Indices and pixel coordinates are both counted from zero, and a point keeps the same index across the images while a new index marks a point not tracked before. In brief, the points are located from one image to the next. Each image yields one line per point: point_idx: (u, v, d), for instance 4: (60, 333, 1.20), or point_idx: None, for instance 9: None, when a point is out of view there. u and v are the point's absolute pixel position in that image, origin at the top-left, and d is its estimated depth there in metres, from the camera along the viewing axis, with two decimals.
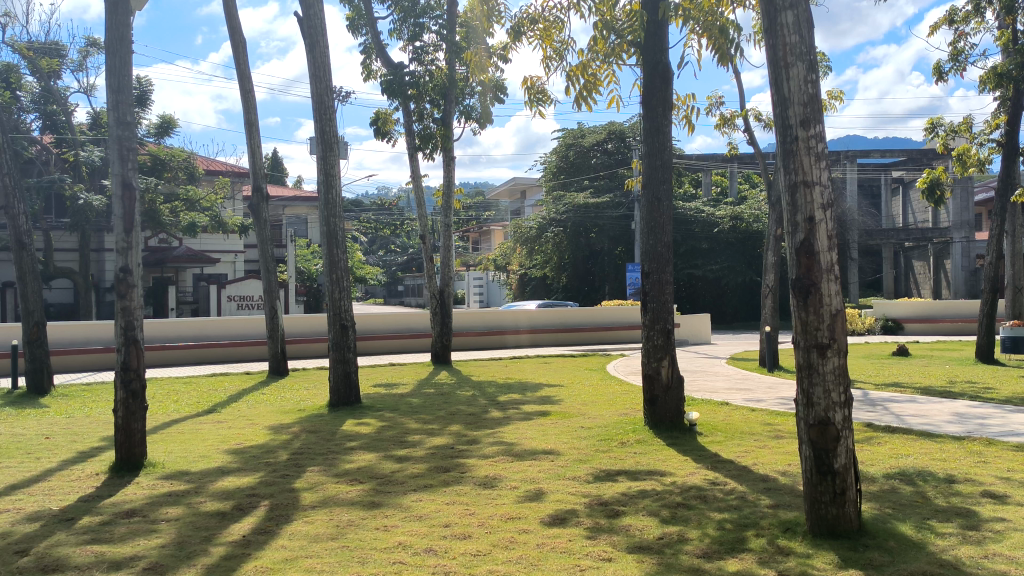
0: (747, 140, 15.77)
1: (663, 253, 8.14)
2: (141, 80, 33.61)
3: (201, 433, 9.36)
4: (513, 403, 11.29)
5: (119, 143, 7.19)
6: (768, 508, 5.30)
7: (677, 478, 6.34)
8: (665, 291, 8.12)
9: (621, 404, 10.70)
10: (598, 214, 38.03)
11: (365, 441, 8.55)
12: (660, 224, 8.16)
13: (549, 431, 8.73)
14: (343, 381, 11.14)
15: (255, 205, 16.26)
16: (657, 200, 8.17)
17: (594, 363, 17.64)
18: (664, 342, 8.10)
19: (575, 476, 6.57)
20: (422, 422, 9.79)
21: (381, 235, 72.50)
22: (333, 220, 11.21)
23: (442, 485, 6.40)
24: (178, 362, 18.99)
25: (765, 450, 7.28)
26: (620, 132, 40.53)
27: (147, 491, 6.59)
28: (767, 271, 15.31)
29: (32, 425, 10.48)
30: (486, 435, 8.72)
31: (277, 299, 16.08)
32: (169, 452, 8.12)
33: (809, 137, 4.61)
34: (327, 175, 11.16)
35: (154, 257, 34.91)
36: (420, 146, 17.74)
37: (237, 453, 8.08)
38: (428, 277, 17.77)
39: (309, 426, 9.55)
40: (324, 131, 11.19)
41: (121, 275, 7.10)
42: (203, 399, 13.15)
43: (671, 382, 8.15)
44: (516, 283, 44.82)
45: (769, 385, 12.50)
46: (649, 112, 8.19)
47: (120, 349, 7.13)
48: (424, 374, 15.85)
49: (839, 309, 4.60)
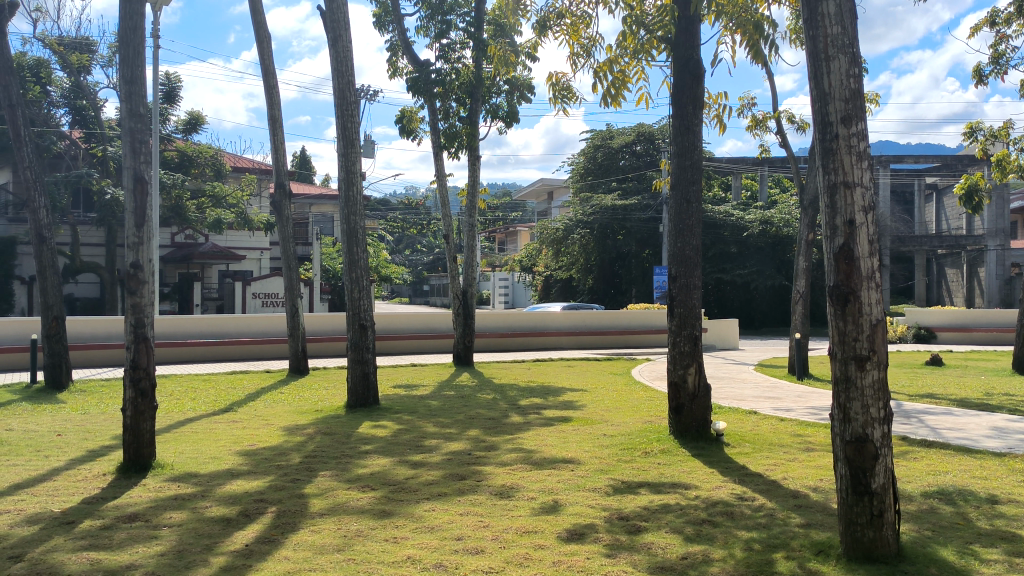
0: (779, 143, 15.40)
1: (692, 256, 7.86)
2: (170, 76, 33.68)
3: (215, 434, 9.18)
4: (535, 407, 11.04)
5: (131, 135, 7.00)
6: (799, 528, 5.01)
7: (702, 492, 6.06)
8: (692, 296, 7.84)
9: (645, 411, 10.41)
10: (626, 216, 37.73)
11: (381, 445, 8.33)
12: (689, 227, 7.87)
13: (571, 438, 8.46)
14: (361, 382, 10.92)
15: (277, 202, 16.07)
16: (687, 201, 7.89)
17: (619, 368, 17.35)
18: (692, 348, 7.81)
19: (595, 487, 6.30)
20: (441, 425, 9.55)
21: (407, 234, 72.50)
22: (354, 218, 11.00)
23: (457, 494, 6.16)
24: (200, 359, 18.90)
25: (795, 463, 6.98)
26: (648, 134, 40.19)
27: (153, 494, 6.40)
28: (798, 276, 14.96)
29: (47, 421, 10.36)
30: (507, 440, 8.47)
31: (298, 297, 15.93)
32: (179, 453, 7.93)
33: (850, 135, 4.31)
34: (349, 173, 10.98)
35: (180, 253, 34.98)
36: (446, 145, 17.53)
37: (248, 455, 7.88)
38: (452, 277, 17.54)
39: (325, 428, 9.34)
40: (345, 128, 10.99)
41: (132, 270, 6.92)
42: (221, 397, 13.00)
43: (698, 391, 7.86)
44: (542, 284, 44.59)
45: (798, 394, 12.16)
46: (679, 110, 7.92)
47: (129, 347, 6.95)
48: (445, 375, 15.63)
49: (880, 319, 4.31)
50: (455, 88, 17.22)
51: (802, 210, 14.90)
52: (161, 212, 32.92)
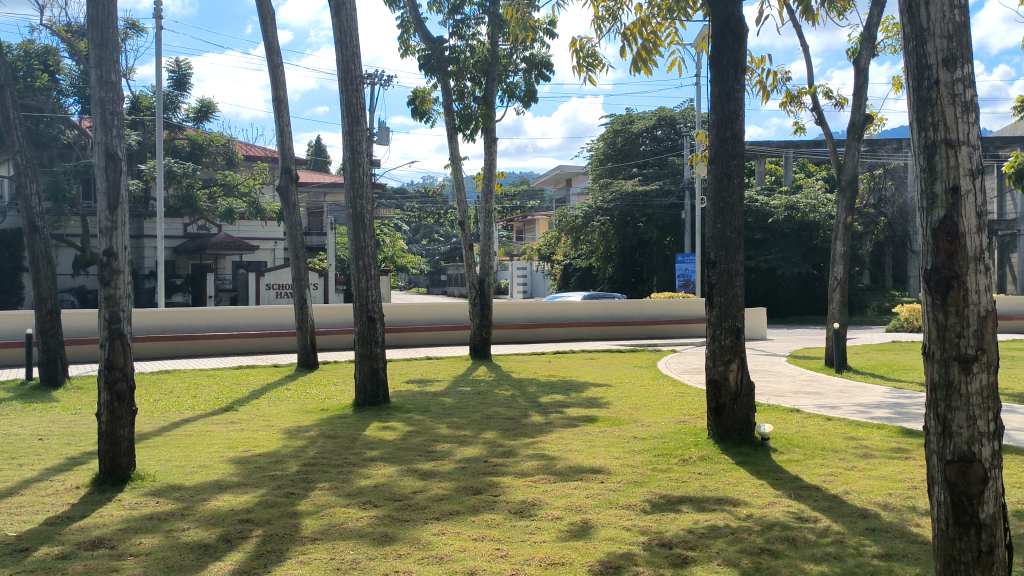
0: (816, 120, 14.46)
1: (733, 238, 7.04)
2: (180, 62, 33.02)
3: (209, 437, 8.41)
4: (556, 405, 10.22)
5: (102, 106, 6.21)
6: (878, 561, 4.19)
7: (754, 511, 5.23)
8: (733, 284, 7.03)
9: (677, 409, 9.59)
10: (646, 202, 36.79)
11: (388, 451, 7.55)
12: (731, 206, 7.05)
13: (598, 441, 7.67)
14: (370, 379, 10.15)
15: (284, 188, 15.25)
16: (728, 176, 7.06)
17: (643, 360, 16.53)
18: (734, 342, 6.99)
19: (629, 503, 5.49)
20: (455, 426, 8.76)
21: (424, 224, 71.90)
22: (361, 201, 10.20)
23: (471, 513, 5.36)
24: (207, 353, 18.18)
25: (854, 473, 6.14)
26: (669, 118, 39.26)
27: (127, 512, 5.63)
28: (835, 262, 14.10)
29: (31, 423, 9.63)
30: (527, 444, 7.68)
31: (307, 288, 15.18)
32: (164, 461, 7.16)
33: (953, 80, 3.50)
34: (354, 153, 10.18)
35: (193, 244, 34.46)
36: (461, 127, 16.68)
37: (241, 463, 7.11)
38: (468, 266, 16.72)
39: (328, 431, 8.55)
40: (350, 103, 10.18)
41: (105, 258, 6.17)
42: (224, 394, 12.24)
43: (741, 389, 7.05)
44: (561, 273, 43.84)
45: (839, 389, 11.29)
46: (718, 75, 7.08)
47: (104, 345, 6.21)
48: (461, 369, 14.85)
49: (989, 310, 3.47)
50: (469, 67, 16.44)
51: (839, 191, 14.02)
52: (173, 201, 32.33)
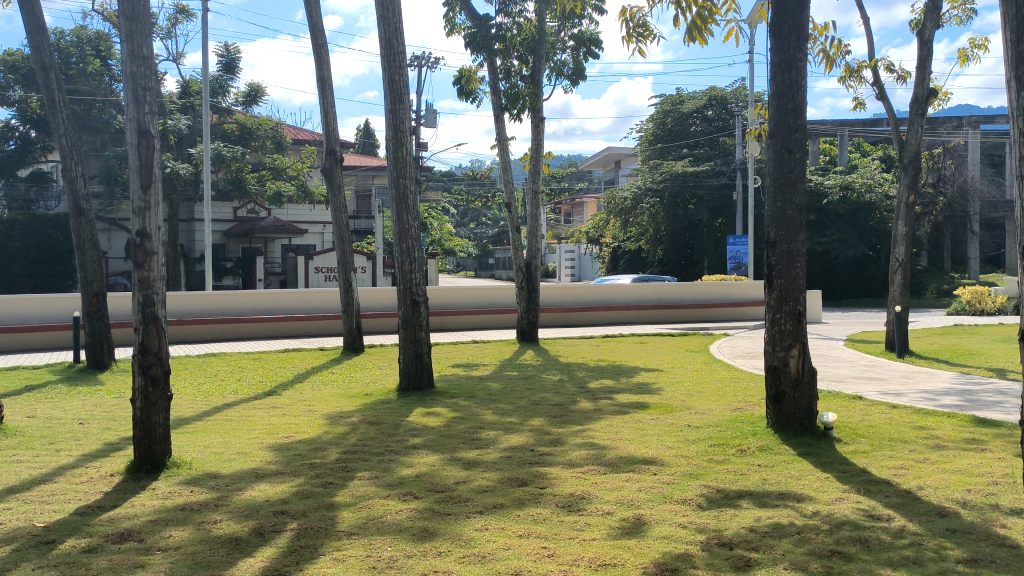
0: (877, 95, 13.88)
1: (795, 217, 6.65)
2: (229, 46, 33.10)
3: (251, 423, 8.22)
4: (606, 391, 9.89)
5: (133, 81, 5.97)
6: (963, 568, 3.80)
7: (821, 508, 4.86)
8: (795, 265, 6.64)
9: (732, 396, 9.20)
10: (697, 182, 36.15)
11: (431, 438, 7.29)
12: (792, 181, 6.65)
13: (650, 430, 7.33)
14: (414, 363, 9.91)
15: (329, 170, 15.04)
16: (789, 149, 6.65)
17: (694, 344, 16.13)
18: (795, 325, 6.62)
19: (685, 498, 5.15)
20: (501, 412, 8.47)
21: (472, 208, 71.74)
22: (404, 181, 9.92)
23: (516, 506, 5.06)
24: (254, 336, 18.11)
25: (926, 466, 5.73)
26: (721, 97, 38.50)
27: (159, 502, 5.42)
28: (897, 242, 13.58)
29: (74, 406, 9.53)
30: (576, 432, 7.36)
31: (352, 270, 15.00)
32: (202, 447, 6.97)
33: None
34: (397, 131, 9.88)
35: (243, 228, 34.64)
36: (508, 107, 16.35)
37: (280, 450, 6.88)
38: (515, 248, 16.41)
39: (371, 417, 8.31)
40: (392, 79, 9.87)
41: (138, 240, 5.96)
42: (268, 378, 12.10)
43: (802, 376, 6.66)
44: (609, 256, 43.38)
45: (902, 374, 10.81)
46: (779, 43, 6.67)
47: (137, 328, 6.01)
48: (508, 353, 14.58)
49: None
50: (516, 44, 16.10)
51: (901, 168, 13.48)
52: (222, 184, 32.43)
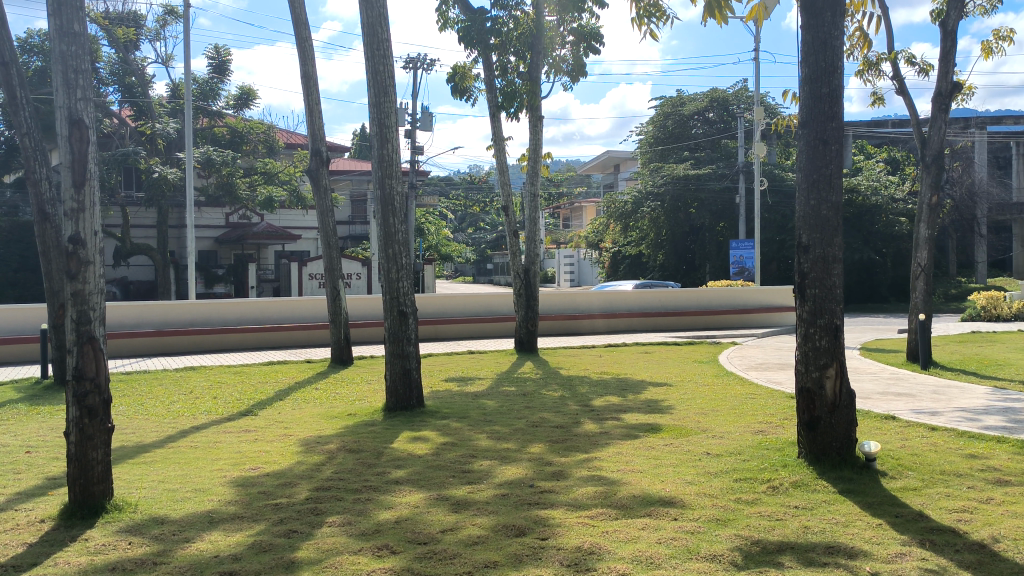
0: (896, 89, 13.06)
1: (830, 218, 5.82)
2: (218, 47, 32.32)
3: (216, 451, 7.35)
4: (612, 411, 9.03)
5: (63, 62, 5.12)
6: None
7: (881, 569, 4.01)
8: (830, 272, 5.81)
9: (750, 416, 8.36)
10: (699, 186, 35.36)
11: (417, 470, 6.44)
12: (828, 177, 5.81)
13: (665, 459, 6.48)
14: (402, 381, 9.05)
15: (314, 172, 14.16)
16: (823, 141, 5.82)
17: (702, 354, 15.26)
18: (832, 342, 5.80)
19: (715, 553, 4.30)
20: (496, 437, 7.61)
21: (470, 213, 71.01)
22: (390, 181, 9.08)
23: (513, 566, 4.20)
24: (239, 347, 17.23)
25: (995, 510, 4.88)
26: (722, 99, 37.68)
27: (88, 559, 4.55)
28: (919, 246, 12.78)
29: (27, 431, 8.63)
30: (581, 462, 6.51)
31: (340, 277, 14.17)
32: (152, 484, 6.10)
33: None
34: (382, 127, 9.04)
35: (234, 234, 33.86)
36: (504, 106, 15.59)
37: (242, 487, 6.01)
38: (513, 254, 15.55)
39: (351, 443, 7.46)
40: (376, 70, 9.05)
41: (71, 246, 5.12)
42: (247, 395, 11.22)
43: (840, 400, 5.82)
44: (609, 262, 42.59)
45: (932, 390, 9.95)
46: (811, 19, 5.84)
47: (71, 351, 5.16)
48: (506, 365, 13.73)
49: None
50: (512, 40, 15.35)
51: (923, 167, 12.72)
52: (213, 189, 31.53)
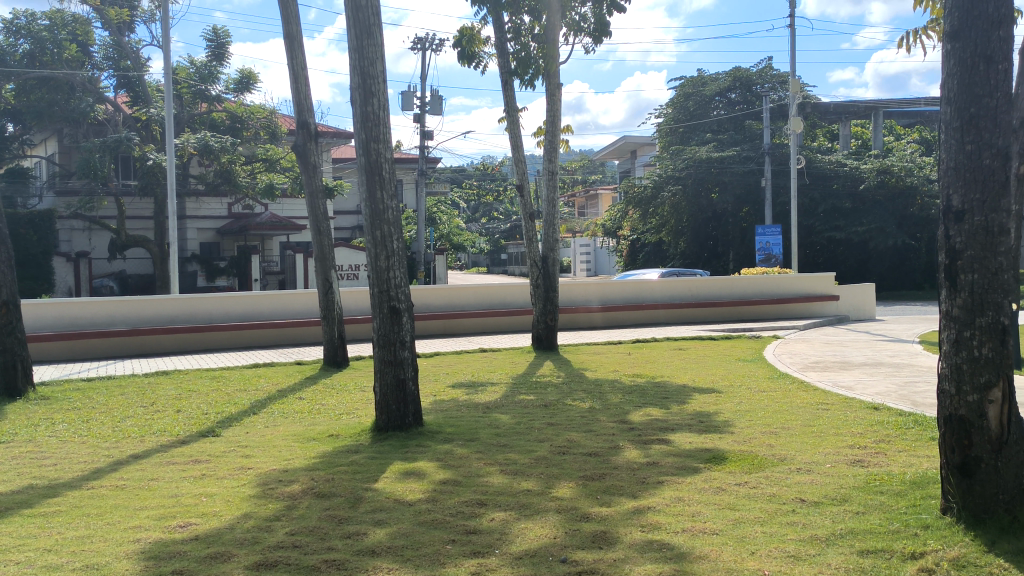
0: None
1: (995, 170, 4.00)
2: (216, 29, 30.57)
3: (145, 496, 5.58)
4: (656, 429, 7.23)
5: None
6: None
7: None
8: (992, 249, 3.99)
9: (836, 440, 6.54)
10: (722, 169, 33.27)
11: (404, 530, 4.63)
12: (994, 110, 3.99)
13: (748, 512, 4.68)
14: (395, 393, 7.28)
15: (301, 146, 12.29)
16: (987, 58, 3.99)
17: (744, 351, 13.45)
18: (998, 351, 3.98)
19: None
20: (512, 471, 5.83)
21: (483, 202, 69.38)
22: (375, 145, 7.27)
23: None
24: (226, 347, 15.52)
25: None
26: (746, 78, 35.62)
27: None
28: None
29: None
30: (631, 516, 4.70)
31: (332, 268, 12.41)
32: (28, 558, 4.33)
33: None
34: (365, 78, 7.23)
35: (236, 225, 32.18)
36: (517, 73, 13.80)
37: (153, 562, 4.23)
38: (528, 240, 13.71)
39: (322, 482, 5.69)
40: (357, 4, 7.18)
41: None
42: (217, 407, 9.47)
43: (1007, 433, 4.00)
44: (628, 250, 40.95)
45: None
46: None
47: None
48: (522, 366, 11.97)
49: None
50: None
51: None
52: (211, 177, 30.03)
